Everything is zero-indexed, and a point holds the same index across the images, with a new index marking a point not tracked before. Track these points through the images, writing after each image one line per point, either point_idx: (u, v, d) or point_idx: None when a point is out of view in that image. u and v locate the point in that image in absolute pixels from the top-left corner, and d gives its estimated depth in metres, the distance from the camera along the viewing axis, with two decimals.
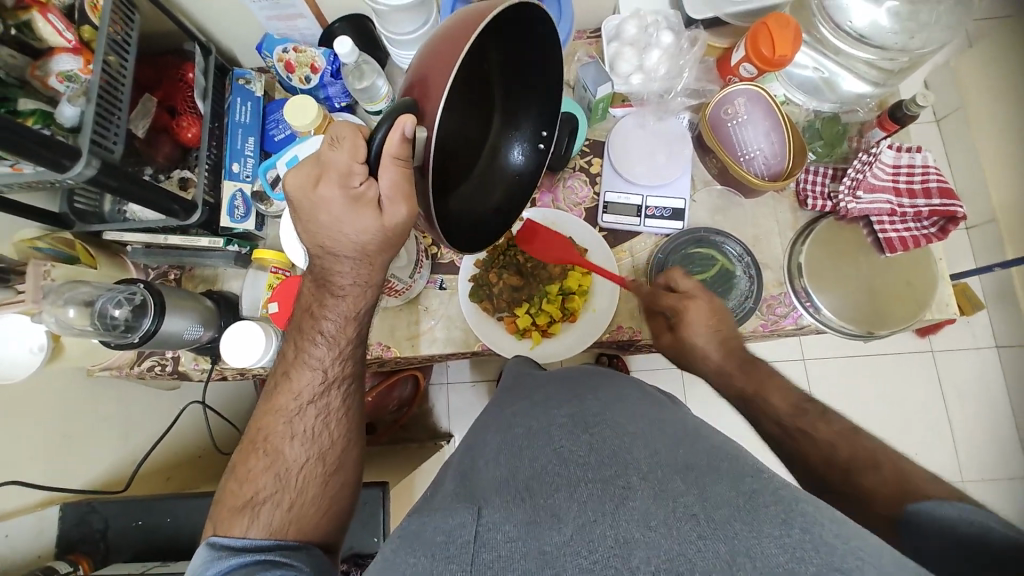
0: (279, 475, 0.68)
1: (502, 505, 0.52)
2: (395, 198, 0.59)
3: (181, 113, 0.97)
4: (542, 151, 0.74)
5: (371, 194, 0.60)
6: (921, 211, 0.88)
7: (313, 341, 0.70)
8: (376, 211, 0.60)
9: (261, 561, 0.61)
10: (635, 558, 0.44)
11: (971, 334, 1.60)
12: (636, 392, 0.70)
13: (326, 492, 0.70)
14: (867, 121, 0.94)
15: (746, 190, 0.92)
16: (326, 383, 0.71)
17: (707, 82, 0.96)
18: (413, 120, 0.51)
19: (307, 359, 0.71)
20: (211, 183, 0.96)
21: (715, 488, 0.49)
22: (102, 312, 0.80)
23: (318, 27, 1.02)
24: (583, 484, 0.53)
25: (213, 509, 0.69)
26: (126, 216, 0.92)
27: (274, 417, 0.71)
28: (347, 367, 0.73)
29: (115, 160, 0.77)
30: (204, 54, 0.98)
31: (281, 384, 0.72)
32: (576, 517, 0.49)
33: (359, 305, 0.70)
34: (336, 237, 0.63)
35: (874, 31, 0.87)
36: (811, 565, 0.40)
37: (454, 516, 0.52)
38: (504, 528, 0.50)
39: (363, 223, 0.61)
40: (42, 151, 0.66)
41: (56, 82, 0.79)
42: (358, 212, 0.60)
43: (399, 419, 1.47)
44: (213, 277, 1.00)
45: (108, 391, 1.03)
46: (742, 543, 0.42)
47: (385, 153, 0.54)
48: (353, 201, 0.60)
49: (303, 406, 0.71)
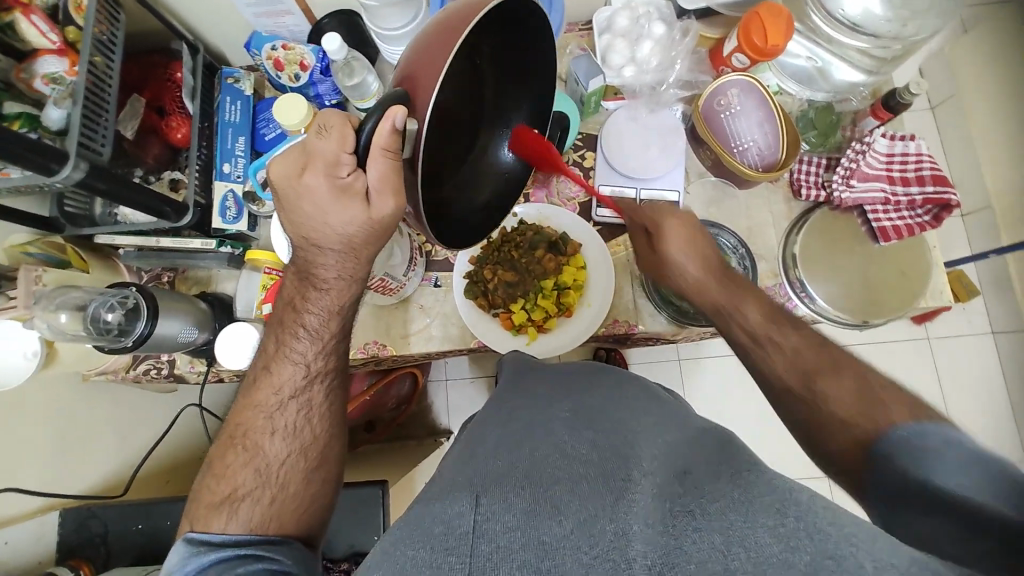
0: (259, 470, 0.68)
1: (500, 500, 0.52)
2: (383, 191, 0.58)
3: (170, 114, 0.96)
4: (534, 148, 0.75)
5: (360, 185, 0.59)
6: (915, 199, 0.88)
7: (296, 335, 0.70)
8: (363, 202, 0.60)
9: (238, 556, 0.61)
10: (632, 550, 0.44)
11: (966, 320, 1.61)
12: (632, 386, 0.70)
13: (307, 489, 0.69)
14: (860, 110, 0.93)
15: (740, 181, 0.92)
16: (309, 376, 0.71)
17: (700, 73, 0.95)
18: (405, 111, 0.51)
19: (289, 353, 0.71)
20: (202, 184, 0.95)
21: (713, 485, 0.49)
22: (95, 317, 0.80)
23: (307, 23, 1.00)
24: (582, 477, 0.53)
25: (190, 506, 0.68)
26: (117, 219, 0.91)
27: (254, 411, 0.70)
28: (331, 362, 0.72)
29: (104, 163, 0.76)
30: (192, 53, 0.97)
31: (262, 378, 0.72)
32: (576, 509, 0.49)
33: (342, 299, 0.69)
34: (322, 229, 0.63)
35: (867, 19, 0.87)
36: (805, 552, 0.40)
37: (454, 506, 0.52)
38: (503, 519, 0.50)
39: (349, 214, 0.60)
40: (31, 156, 0.66)
41: (41, 84, 0.78)
42: (344, 203, 0.60)
43: (397, 417, 1.49)
44: (207, 279, 1.00)
45: (103, 395, 1.02)
46: (737, 532, 0.43)
47: (374, 143, 0.54)
48: (338, 191, 0.59)
49: (284, 400, 0.70)
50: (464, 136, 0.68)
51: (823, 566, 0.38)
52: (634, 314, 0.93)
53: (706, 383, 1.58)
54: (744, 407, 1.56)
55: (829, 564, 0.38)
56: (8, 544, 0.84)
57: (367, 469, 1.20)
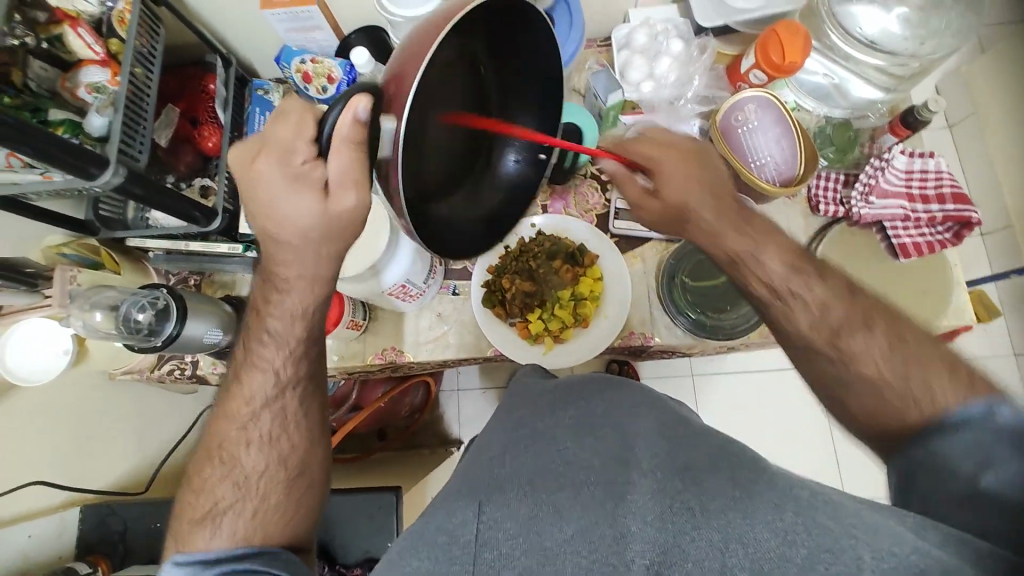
0: (238, 484, 0.69)
1: (507, 502, 0.53)
2: (343, 183, 0.58)
3: (202, 123, 0.99)
4: (541, 160, 0.77)
5: (316, 175, 0.59)
6: (934, 216, 0.88)
7: (262, 343, 0.71)
8: (319, 194, 0.59)
9: (240, 569, 0.63)
10: (631, 551, 0.46)
11: (987, 341, 1.58)
12: (639, 390, 0.69)
13: (290, 497, 0.71)
14: (878, 127, 0.94)
15: (757, 196, 0.92)
16: (280, 386, 0.71)
17: (717, 90, 0.97)
18: (366, 101, 0.52)
19: (257, 362, 0.71)
20: (231, 191, 0.98)
21: (714, 481, 0.50)
22: (126, 317, 0.82)
23: (335, 39, 1.04)
24: (585, 485, 0.53)
25: (174, 524, 0.70)
26: (148, 223, 0.94)
27: (228, 422, 0.71)
28: (301, 368, 0.72)
29: (141, 169, 0.80)
30: (225, 66, 1.01)
31: (234, 390, 0.73)
32: (579, 514, 0.50)
33: (310, 298, 0.69)
34: (278, 222, 0.62)
35: (884, 37, 0.87)
36: (801, 547, 0.41)
37: (457, 515, 0.53)
38: (505, 526, 0.51)
39: (308, 207, 0.60)
40: (70, 158, 0.69)
41: (84, 93, 0.82)
42: (297, 191, 0.59)
43: (410, 425, 1.50)
44: (232, 283, 1.03)
45: (129, 394, 1.05)
46: (737, 529, 0.44)
47: (338, 135, 0.54)
48: (291, 179, 0.58)
49: (255, 411, 0.71)
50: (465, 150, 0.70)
51: (820, 559, 0.40)
52: (651, 326, 0.94)
53: (719, 399, 1.57)
54: (760, 425, 1.53)
55: (826, 557, 0.40)
56: (32, 536, 0.87)
57: (379, 478, 1.20)
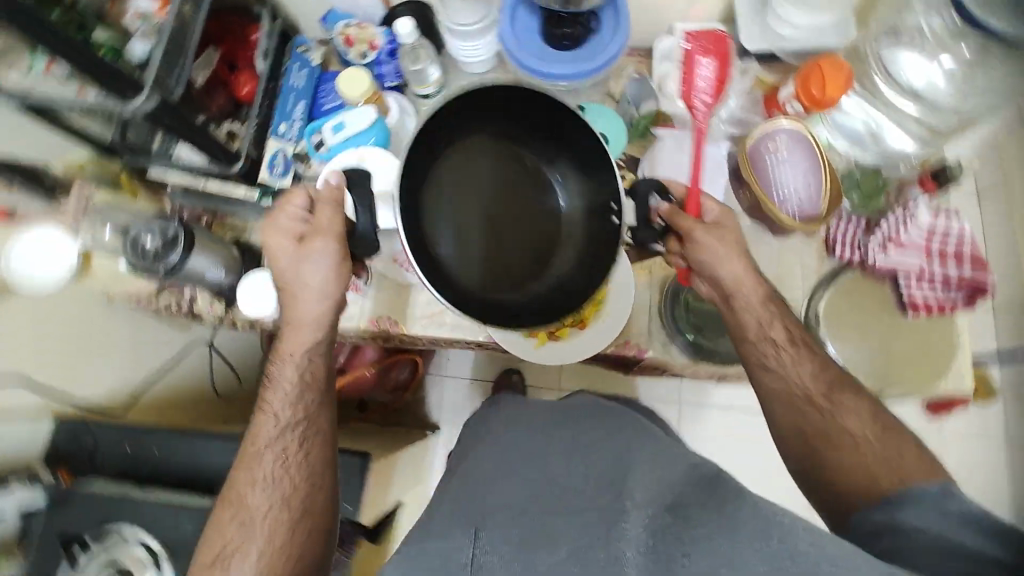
0: (243, 523, 0.69)
1: (500, 528, 0.55)
2: (319, 231, 0.71)
3: (239, 69, 1.01)
4: (614, 222, 0.71)
5: (300, 235, 0.73)
6: (951, 278, 0.87)
7: (270, 390, 0.74)
8: (298, 239, 0.72)
9: None
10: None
11: (981, 418, 1.55)
12: (631, 424, 0.69)
13: (294, 537, 0.70)
14: (907, 177, 0.93)
15: (775, 227, 0.91)
16: (285, 425, 0.73)
17: (753, 114, 0.96)
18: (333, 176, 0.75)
19: (265, 407, 0.74)
20: (257, 139, 1.00)
21: (698, 514, 0.50)
22: (135, 241, 0.84)
23: (382, 7, 1.05)
24: (583, 510, 0.55)
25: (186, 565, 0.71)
26: (172, 158, 0.95)
27: (236, 467, 0.73)
28: (306, 410, 0.74)
29: (174, 101, 0.81)
30: (269, 17, 1.03)
31: (245, 435, 0.75)
32: (574, 538, 0.51)
33: (321, 331, 0.75)
34: (287, 270, 0.73)
35: (930, 91, 0.86)
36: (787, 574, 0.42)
37: (454, 539, 0.56)
38: (500, 551, 0.53)
39: (335, 278, 0.72)
40: (108, 78, 0.70)
41: (132, 18, 0.84)
42: (292, 245, 0.72)
43: (392, 402, 1.50)
44: (243, 227, 1.04)
45: (122, 319, 1.05)
46: (725, 551, 0.45)
47: (327, 193, 0.72)
48: (290, 233, 0.73)
49: (260, 450, 0.72)
50: (528, 248, 0.78)
51: None
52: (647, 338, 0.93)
53: (703, 430, 1.55)
54: (733, 466, 1.52)
55: None
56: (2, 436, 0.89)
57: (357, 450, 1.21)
